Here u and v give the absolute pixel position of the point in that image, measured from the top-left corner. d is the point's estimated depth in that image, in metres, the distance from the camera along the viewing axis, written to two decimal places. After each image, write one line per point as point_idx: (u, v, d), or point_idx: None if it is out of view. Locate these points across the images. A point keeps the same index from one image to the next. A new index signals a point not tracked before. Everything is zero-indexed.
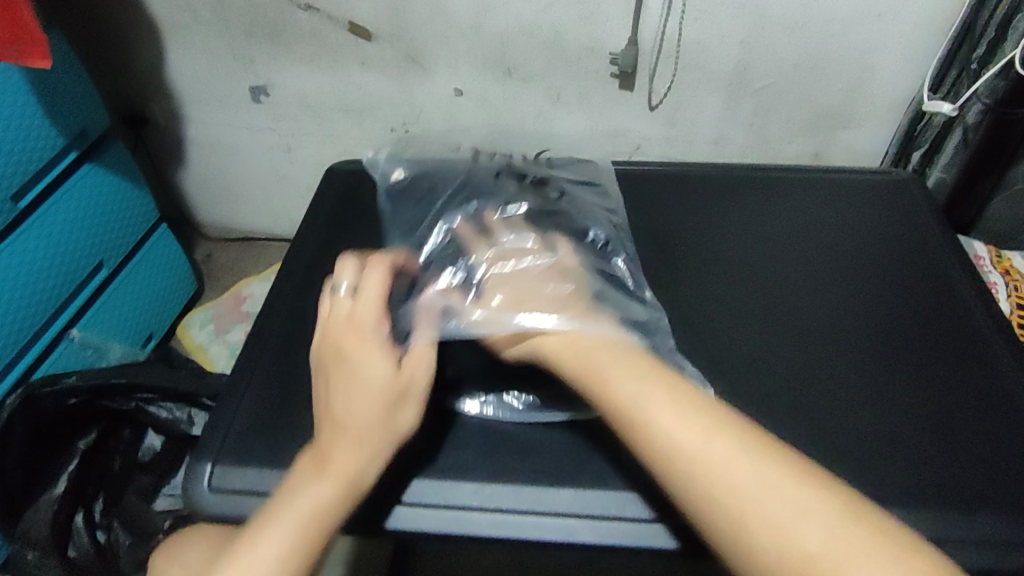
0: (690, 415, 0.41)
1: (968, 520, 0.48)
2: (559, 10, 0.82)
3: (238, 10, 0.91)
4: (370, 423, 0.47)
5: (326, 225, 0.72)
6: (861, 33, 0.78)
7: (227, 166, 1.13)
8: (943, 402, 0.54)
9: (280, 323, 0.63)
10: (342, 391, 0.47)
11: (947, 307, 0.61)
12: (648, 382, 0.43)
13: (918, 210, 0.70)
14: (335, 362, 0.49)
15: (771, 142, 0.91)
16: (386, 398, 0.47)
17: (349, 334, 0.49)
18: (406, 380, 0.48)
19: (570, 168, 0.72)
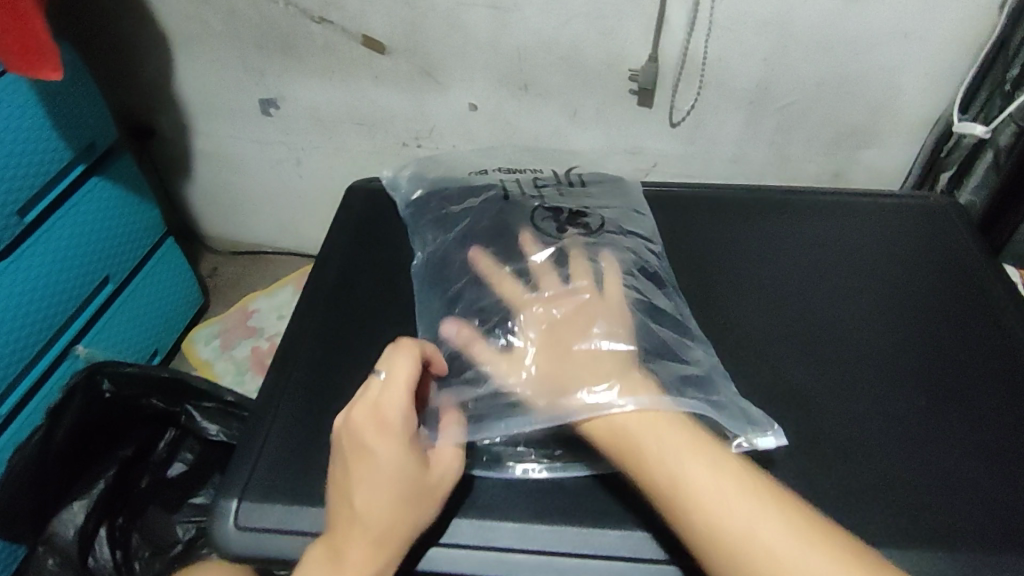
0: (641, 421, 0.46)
1: None
2: (578, 26, 0.80)
3: (250, 23, 0.89)
4: (393, 518, 0.45)
5: (342, 244, 0.70)
6: (890, 50, 0.75)
7: (238, 179, 1.11)
8: (996, 443, 0.51)
9: (295, 345, 0.61)
10: (369, 492, 0.45)
11: (995, 338, 0.58)
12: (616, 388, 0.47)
13: (960, 236, 0.67)
14: (359, 458, 0.45)
15: (795, 162, 0.88)
16: (409, 492, 0.46)
17: (376, 424, 0.45)
18: (429, 472, 0.47)
19: (605, 192, 0.70)
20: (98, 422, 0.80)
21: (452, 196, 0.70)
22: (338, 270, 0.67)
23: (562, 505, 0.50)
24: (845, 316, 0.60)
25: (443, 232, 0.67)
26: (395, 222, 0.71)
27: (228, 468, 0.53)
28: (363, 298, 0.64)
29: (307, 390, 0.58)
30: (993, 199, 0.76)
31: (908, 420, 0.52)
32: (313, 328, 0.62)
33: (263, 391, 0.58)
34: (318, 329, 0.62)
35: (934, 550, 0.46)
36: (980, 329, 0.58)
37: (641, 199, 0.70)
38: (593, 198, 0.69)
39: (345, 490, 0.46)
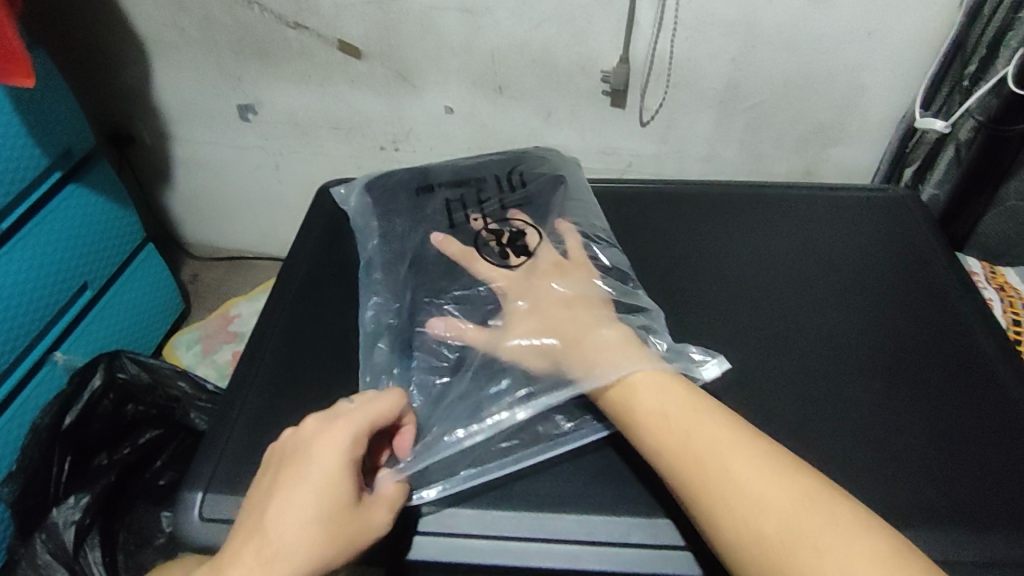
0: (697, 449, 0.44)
1: (979, 543, 0.46)
2: (548, 28, 0.81)
3: (226, 29, 0.90)
4: (290, 550, 0.42)
5: (311, 245, 0.70)
6: (853, 50, 0.76)
7: (216, 184, 1.11)
8: (954, 427, 0.52)
9: (263, 345, 0.61)
10: (288, 495, 0.43)
11: (951, 322, 0.59)
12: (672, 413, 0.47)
13: (922, 229, 0.68)
14: (293, 461, 0.44)
15: (764, 160, 0.89)
16: (318, 530, 0.42)
17: (322, 441, 0.44)
18: (350, 520, 0.43)
19: (547, 184, 0.70)
20: (101, 422, 0.84)
21: (399, 198, 0.70)
22: (308, 270, 0.68)
23: (526, 493, 0.51)
24: (809, 306, 0.61)
25: (394, 232, 0.67)
26: (352, 222, 0.71)
27: (195, 466, 0.53)
28: (329, 295, 0.65)
29: (275, 385, 0.58)
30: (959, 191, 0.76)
31: (871, 404, 0.53)
32: (280, 327, 0.62)
33: (231, 390, 0.58)
34: (285, 328, 0.62)
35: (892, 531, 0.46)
36: (936, 313, 0.60)
37: (586, 187, 0.72)
38: (539, 195, 0.69)
39: (260, 505, 0.44)
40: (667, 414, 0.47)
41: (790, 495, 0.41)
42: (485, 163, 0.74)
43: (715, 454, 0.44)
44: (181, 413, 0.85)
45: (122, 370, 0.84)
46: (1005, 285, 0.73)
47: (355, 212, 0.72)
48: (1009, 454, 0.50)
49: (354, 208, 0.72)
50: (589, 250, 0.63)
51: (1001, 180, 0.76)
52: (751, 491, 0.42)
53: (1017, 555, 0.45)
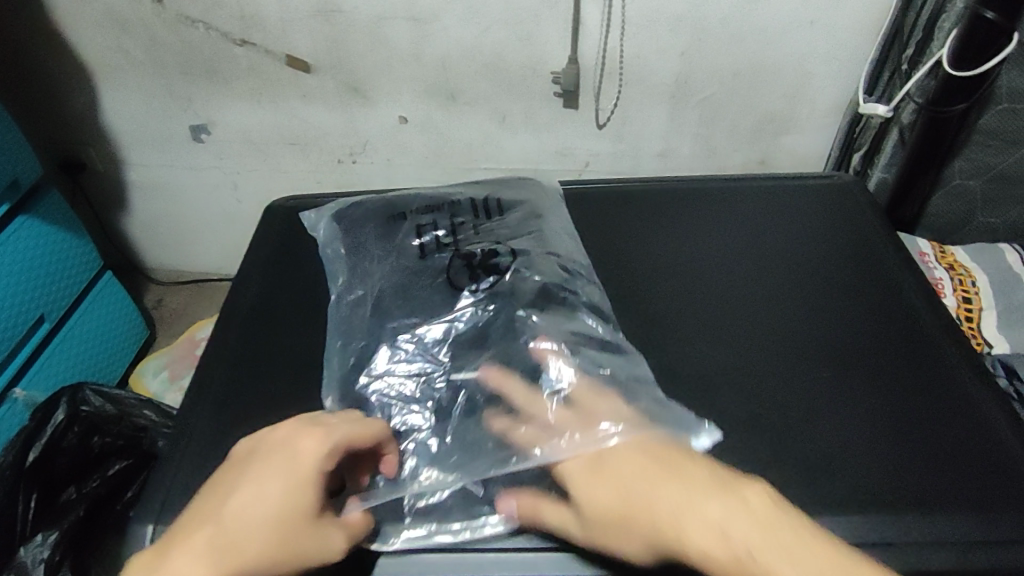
0: (730, 532, 0.38)
1: (929, 521, 0.46)
2: (497, 33, 0.81)
3: (172, 50, 0.89)
4: (241, 544, 0.41)
5: (262, 264, 0.69)
6: (796, 38, 0.77)
7: (173, 207, 1.10)
8: (901, 407, 0.52)
9: (212, 368, 0.60)
10: (256, 483, 0.43)
11: (896, 303, 0.60)
12: (694, 493, 0.40)
13: (868, 213, 0.69)
14: (268, 453, 0.45)
15: (719, 152, 0.90)
16: (271, 531, 0.42)
17: (304, 442, 0.45)
18: (305, 532, 0.43)
19: (522, 218, 0.67)
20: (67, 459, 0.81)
21: (366, 227, 0.68)
22: (259, 290, 0.66)
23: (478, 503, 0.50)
24: (764, 297, 0.61)
25: (358, 262, 0.65)
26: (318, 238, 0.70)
27: (147, 498, 0.53)
28: (279, 314, 0.64)
29: (226, 408, 0.57)
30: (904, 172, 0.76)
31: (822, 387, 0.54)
32: (230, 349, 0.62)
33: (180, 418, 0.57)
34: (235, 349, 0.62)
35: (839, 516, 0.47)
36: (881, 296, 0.61)
37: (554, 206, 0.70)
38: (508, 224, 0.66)
39: (221, 494, 0.43)
40: (678, 509, 0.40)
41: None
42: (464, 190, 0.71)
43: (747, 547, 0.37)
44: (150, 442, 0.85)
45: (86, 404, 0.84)
46: (954, 264, 0.75)
47: (321, 239, 0.70)
48: (957, 432, 0.51)
49: (321, 236, 0.70)
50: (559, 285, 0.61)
51: (944, 162, 0.77)
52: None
53: (967, 531, 0.46)
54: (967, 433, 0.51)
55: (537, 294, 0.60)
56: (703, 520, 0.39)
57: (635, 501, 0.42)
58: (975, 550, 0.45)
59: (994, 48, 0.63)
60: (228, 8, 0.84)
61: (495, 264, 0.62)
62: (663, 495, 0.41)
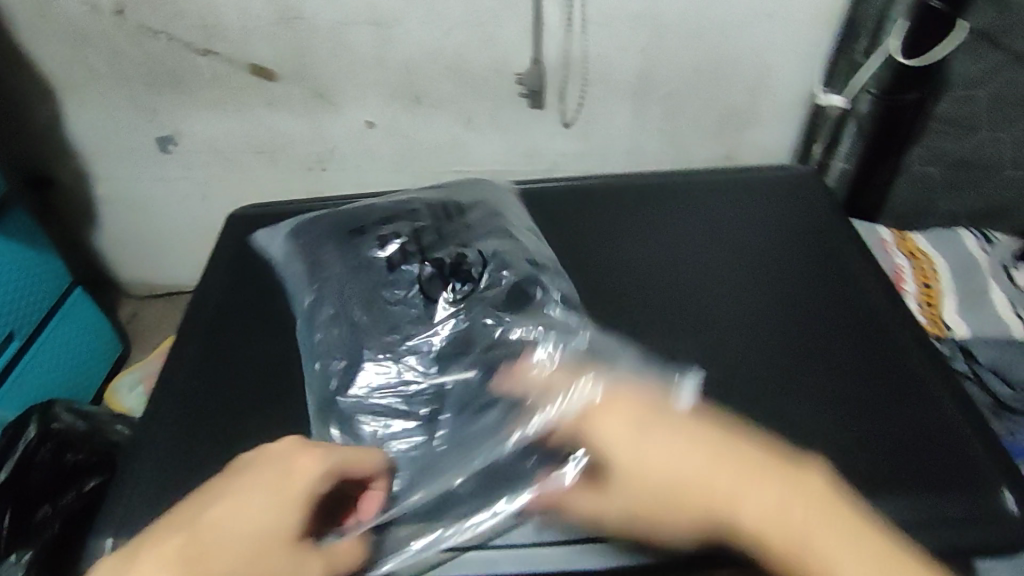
0: (789, 505, 0.38)
1: (881, 505, 0.47)
2: (459, 35, 0.81)
3: (134, 61, 0.88)
4: (212, 556, 0.39)
5: (223, 274, 0.70)
6: (756, 32, 0.78)
7: (142, 220, 1.09)
8: (854, 393, 0.53)
9: (174, 380, 0.61)
10: (242, 494, 0.41)
11: (848, 290, 0.61)
12: (749, 468, 0.39)
13: (821, 206, 0.71)
14: (262, 464, 0.43)
15: (685, 148, 0.90)
16: (246, 551, 0.39)
17: (302, 459, 0.43)
18: (281, 556, 0.40)
19: (483, 218, 0.68)
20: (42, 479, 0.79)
21: (326, 245, 0.67)
22: (223, 304, 0.67)
23: None
24: (726, 291, 0.62)
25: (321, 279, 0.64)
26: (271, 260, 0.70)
27: (107, 512, 0.53)
28: (244, 322, 0.65)
29: (191, 421, 0.58)
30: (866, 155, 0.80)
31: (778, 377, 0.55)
32: (192, 361, 0.62)
33: (141, 432, 0.58)
34: (198, 360, 0.62)
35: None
36: (836, 285, 0.62)
37: (511, 203, 0.71)
38: (472, 228, 0.67)
39: (205, 501, 0.42)
40: (739, 485, 0.39)
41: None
42: (421, 197, 0.72)
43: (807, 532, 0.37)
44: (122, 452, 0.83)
45: (57, 421, 0.83)
46: (914, 252, 0.80)
47: (275, 262, 0.69)
48: (909, 414, 0.52)
49: (279, 257, 0.69)
50: (533, 286, 0.60)
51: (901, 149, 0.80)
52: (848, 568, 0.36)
53: (918, 512, 0.46)
54: (920, 414, 0.52)
55: (508, 293, 0.60)
56: (764, 503, 0.38)
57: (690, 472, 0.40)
58: (927, 529, 0.46)
59: (939, 37, 0.64)
60: (189, 18, 0.83)
61: (471, 274, 0.61)
62: (717, 468, 0.40)
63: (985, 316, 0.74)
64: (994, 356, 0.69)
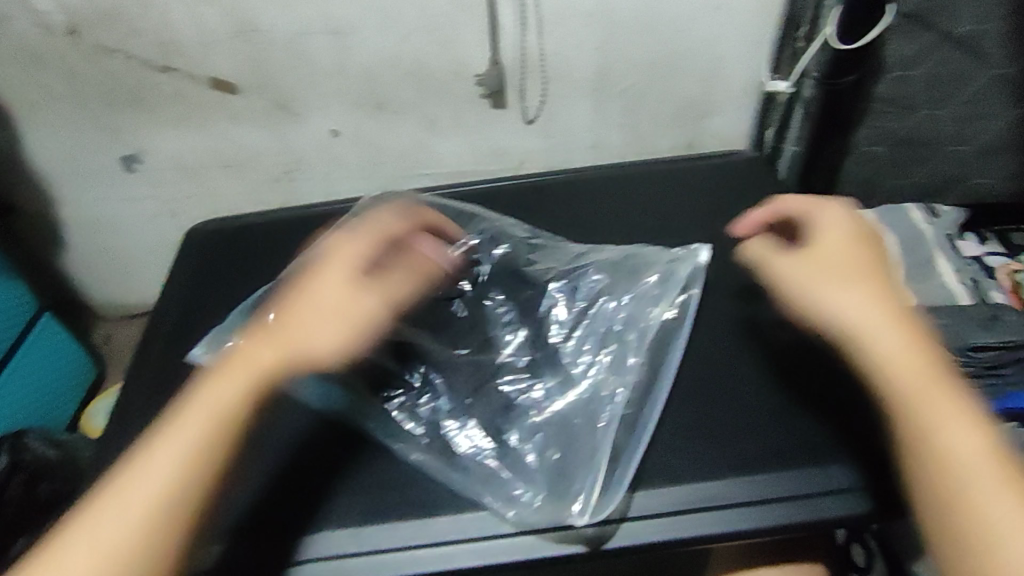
0: (915, 359, 0.43)
1: (824, 473, 0.52)
2: (417, 40, 0.82)
3: (94, 81, 0.88)
4: (291, 313, 0.49)
5: (194, 296, 0.73)
6: (704, 24, 0.80)
7: (111, 241, 1.08)
8: (799, 369, 0.58)
9: (135, 406, 0.64)
10: (314, 275, 0.51)
11: None
12: (897, 332, 0.44)
13: (765, 190, 0.74)
14: (328, 258, 0.53)
15: (647, 140, 0.92)
16: (326, 313, 0.48)
17: (352, 245, 0.54)
18: (353, 305, 0.49)
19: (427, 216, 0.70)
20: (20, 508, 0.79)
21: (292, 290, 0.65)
22: (207, 320, 0.70)
23: (421, 500, 0.53)
24: None
25: None
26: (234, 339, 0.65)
27: None
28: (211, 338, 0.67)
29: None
30: (816, 133, 0.83)
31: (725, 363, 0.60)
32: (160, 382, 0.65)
33: (108, 451, 0.61)
34: (156, 383, 0.65)
35: (747, 477, 0.52)
36: None
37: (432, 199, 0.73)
38: None
39: (287, 296, 0.51)
40: (880, 338, 0.44)
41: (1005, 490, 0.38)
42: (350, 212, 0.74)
43: (919, 405, 0.41)
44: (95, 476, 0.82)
45: (30, 450, 0.83)
46: None
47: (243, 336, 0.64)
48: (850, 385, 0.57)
49: None
50: (527, 259, 0.68)
51: (848, 130, 0.84)
52: (952, 450, 0.40)
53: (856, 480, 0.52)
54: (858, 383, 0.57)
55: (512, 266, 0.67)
56: (881, 355, 0.43)
57: (845, 290, 0.47)
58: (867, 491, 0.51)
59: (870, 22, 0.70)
60: (145, 35, 0.83)
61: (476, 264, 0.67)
62: (857, 299, 0.46)
63: (933, 284, 0.79)
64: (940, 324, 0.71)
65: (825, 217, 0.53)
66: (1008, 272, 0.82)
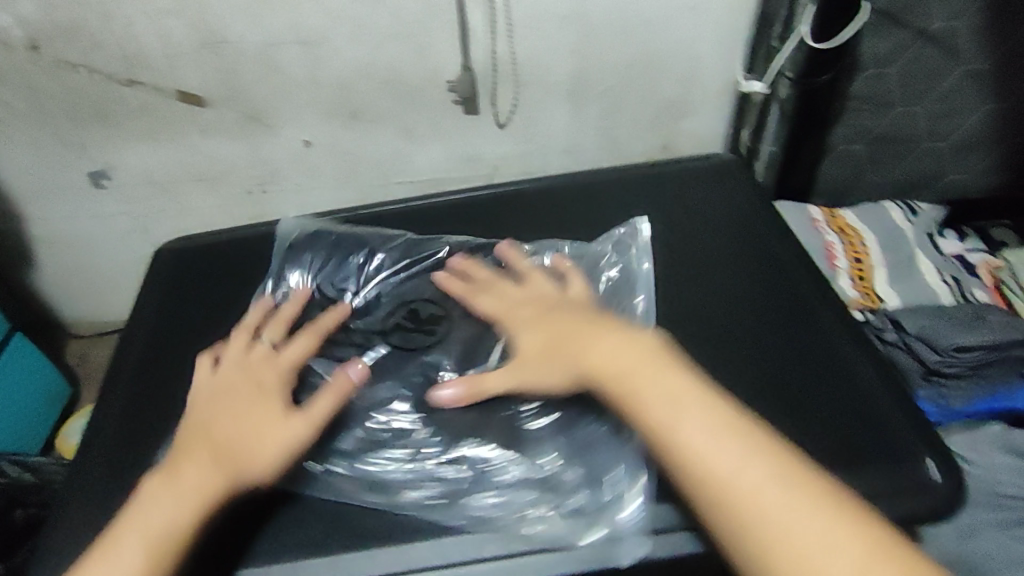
0: (680, 402, 0.44)
1: None
2: (389, 48, 0.81)
3: (58, 97, 0.86)
4: (222, 439, 0.49)
5: (163, 316, 0.71)
6: (679, 25, 0.79)
7: (82, 258, 1.06)
8: (781, 377, 0.58)
9: (100, 431, 0.62)
10: (235, 397, 0.52)
11: (776, 280, 0.65)
12: (660, 378, 0.45)
13: (742, 192, 0.74)
14: (249, 375, 0.54)
15: (624, 142, 0.91)
16: (261, 433, 0.49)
17: (273, 365, 0.55)
18: (282, 425, 0.50)
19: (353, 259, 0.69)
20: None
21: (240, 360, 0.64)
22: (179, 340, 0.68)
23: (401, 525, 0.52)
24: (663, 286, 0.66)
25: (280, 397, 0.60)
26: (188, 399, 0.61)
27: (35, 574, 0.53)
28: (182, 362, 0.66)
29: (151, 459, 0.59)
30: (795, 131, 0.83)
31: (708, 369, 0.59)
32: (127, 405, 0.64)
33: (72, 477, 0.59)
34: (121, 408, 0.64)
35: None
36: (766, 272, 0.66)
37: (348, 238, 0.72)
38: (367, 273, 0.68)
39: (207, 419, 0.51)
40: (629, 386, 0.46)
41: (808, 511, 0.38)
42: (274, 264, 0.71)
43: (694, 451, 0.41)
44: None
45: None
46: (844, 227, 0.83)
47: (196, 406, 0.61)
48: (831, 392, 0.57)
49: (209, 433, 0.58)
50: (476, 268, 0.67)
51: (825, 130, 0.84)
52: (741, 483, 0.40)
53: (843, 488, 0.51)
54: (839, 391, 0.57)
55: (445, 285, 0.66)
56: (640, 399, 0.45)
57: (624, 366, 0.47)
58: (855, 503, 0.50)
59: (850, 15, 0.69)
60: (108, 49, 0.81)
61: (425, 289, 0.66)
62: (617, 354, 0.48)
63: (915, 283, 0.79)
64: (923, 325, 0.72)
65: (541, 286, 0.60)
66: (990, 270, 0.82)
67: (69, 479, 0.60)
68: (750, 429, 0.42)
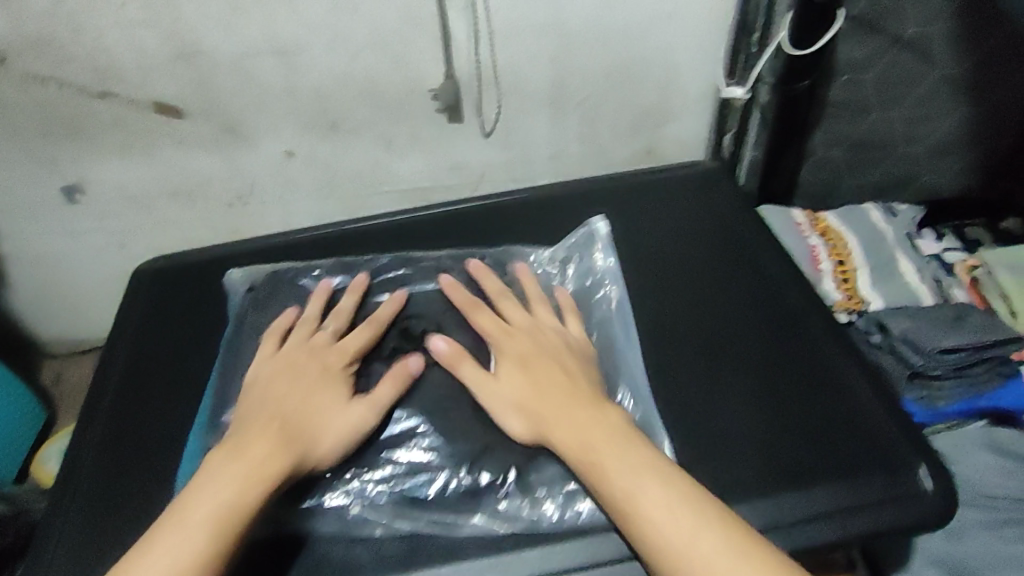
0: (658, 483, 0.47)
1: (803, 493, 0.53)
2: (368, 57, 0.80)
3: (28, 110, 0.84)
4: (295, 422, 0.53)
5: (148, 338, 0.70)
6: (659, 31, 0.80)
7: (56, 276, 1.03)
8: (774, 389, 0.59)
9: (82, 460, 0.61)
10: (303, 383, 0.56)
11: (764, 290, 0.66)
12: (627, 457, 0.48)
13: (729, 200, 0.75)
14: (313, 359, 0.58)
15: (607, 150, 0.91)
16: (330, 424, 0.54)
17: (335, 351, 0.59)
18: (350, 413, 0.55)
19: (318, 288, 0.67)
20: None
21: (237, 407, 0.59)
22: (165, 362, 0.67)
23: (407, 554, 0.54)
24: (652, 300, 0.66)
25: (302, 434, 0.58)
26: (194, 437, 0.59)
27: None
28: (166, 387, 0.65)
29: (140, 491, 0.58)
30: (777, 137, 0.84)
31: (703, 380, 0.60)
32: (111, 432, 0.63)
33: (54, 510, 0.58)
34: (104, 437, 0.62)
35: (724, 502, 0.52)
36: (752, 282, 0.67)
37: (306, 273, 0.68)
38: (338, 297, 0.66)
39: (274, 402, 0.54)
40: (605, 460, 0.48)
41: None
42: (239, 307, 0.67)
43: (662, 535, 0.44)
44: None
45: None
46: (826, 231, 0.85)
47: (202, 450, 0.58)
48: (822, 404, 0.58)
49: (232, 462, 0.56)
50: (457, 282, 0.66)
51: (805, 135, 0.85)
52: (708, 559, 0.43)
53: (838, 499, 0.52)
54: (830, 401, 0.58)
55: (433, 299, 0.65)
56: (620, 476, 0.47)
57: (598, 439, 0.50)
58: (849, 515, 0.52)
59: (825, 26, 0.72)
60: (80, 62, 0.80)
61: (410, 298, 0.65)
62: (590, 426, 0.51)
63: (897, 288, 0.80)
64: (906, 328, 0.73)
65: (543, 321, 0.60)
66: (966, 269, 0.83)
67: (52, 512, 0.58)
68: (704, 503, 0.46)
